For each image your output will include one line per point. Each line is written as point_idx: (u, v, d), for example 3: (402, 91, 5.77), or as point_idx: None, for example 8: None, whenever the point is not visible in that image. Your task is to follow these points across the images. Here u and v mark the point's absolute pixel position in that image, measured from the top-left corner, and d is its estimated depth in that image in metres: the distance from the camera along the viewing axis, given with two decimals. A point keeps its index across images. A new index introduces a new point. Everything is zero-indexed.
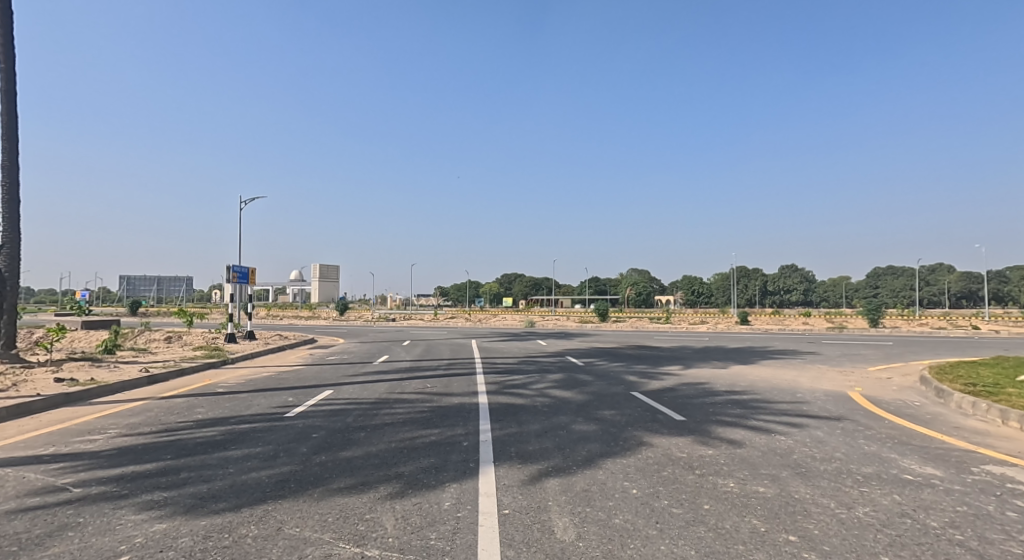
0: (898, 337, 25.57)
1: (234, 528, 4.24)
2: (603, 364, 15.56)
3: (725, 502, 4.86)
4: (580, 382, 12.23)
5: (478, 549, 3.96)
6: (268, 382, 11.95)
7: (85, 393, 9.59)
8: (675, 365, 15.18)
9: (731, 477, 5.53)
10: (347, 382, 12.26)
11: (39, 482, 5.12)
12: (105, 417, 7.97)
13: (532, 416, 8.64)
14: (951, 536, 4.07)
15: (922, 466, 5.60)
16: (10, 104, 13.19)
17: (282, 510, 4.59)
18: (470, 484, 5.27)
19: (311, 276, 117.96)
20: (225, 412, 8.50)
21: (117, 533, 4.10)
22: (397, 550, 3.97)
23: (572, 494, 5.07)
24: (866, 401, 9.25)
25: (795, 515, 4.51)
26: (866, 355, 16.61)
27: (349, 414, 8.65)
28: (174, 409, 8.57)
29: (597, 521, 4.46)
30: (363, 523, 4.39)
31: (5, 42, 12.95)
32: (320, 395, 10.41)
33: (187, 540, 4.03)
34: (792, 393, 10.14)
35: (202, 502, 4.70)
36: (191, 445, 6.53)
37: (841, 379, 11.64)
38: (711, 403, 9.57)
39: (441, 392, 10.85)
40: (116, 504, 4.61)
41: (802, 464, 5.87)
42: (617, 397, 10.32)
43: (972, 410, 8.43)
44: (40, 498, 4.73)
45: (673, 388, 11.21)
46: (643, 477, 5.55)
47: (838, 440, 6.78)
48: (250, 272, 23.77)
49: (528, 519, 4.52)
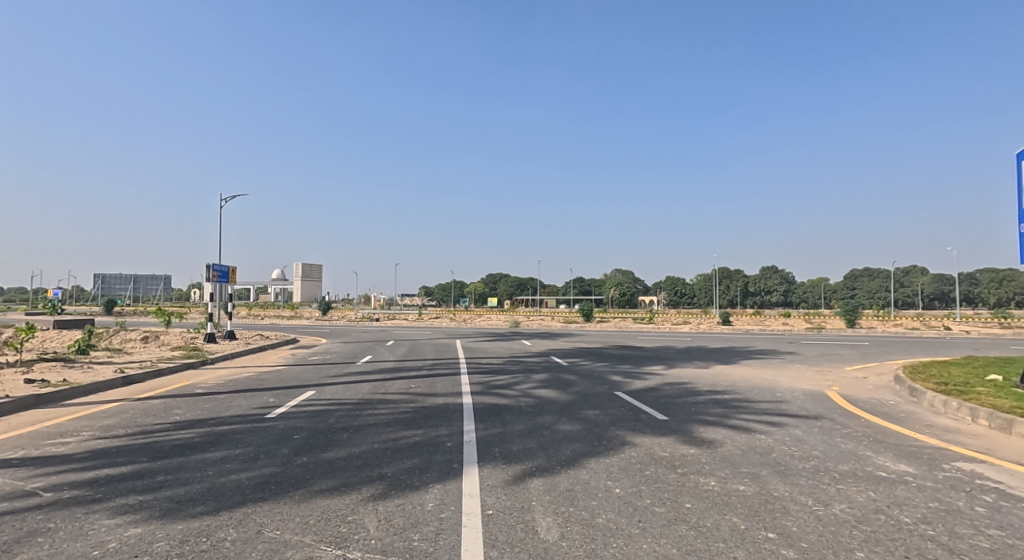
0: (875, 337, 25.94)
1: (211, 532, 4.18)
2: (588, 364, 15.61)
3: (705, 500, 4.92)
4: (564, 382, 12.28)
5: (461, 550, 3.96)
6: (248, 383, 11.81)
7: (57, 395, 9.39)
8: (658, 365, 15.30)
9: (712, 475, 5.59)
10: (329, 382, 12.16)
11: (8, 486, 5.02)
12: (78, 418, 7.84)
13: (515, 416, 8.64)
14: (922, 530, 4.16)
15: (896, 464, 5.70)
16: None
17: (262, 513, 4.55)
18: (453, 485, 5.27)
19: (293, 277, 116.70)
20: (203, 413, 8.39)
21: (89, 538, 4.03)
22: (379, 551, 3.95)
23: (555, 494, 5.09)
24: (844, 400, 9.33)
25: (773, 513, 4.57)
26: (842, 355, 16.87)
27: (332, 415, 8.59)
28: (150, 411, 8.45)
29: (581, 521, 4.48)
30: (345, 525, 4.37)
31: None
32: (301, 396, 10.30)
33: (163, 544, 3.98)
34: (772, 392, 10.21)
35: (180, 505, 4.64)
36: (168, 446, 6.45)
37: (820, 379, 11.75)
38: (693, 403, 9.63)
39: (423, 393, 10.79)
40: (89, 509, 4.53)
41: (781, 462, 5.95)
42: (601, 397, 10.34)
43: (944, 409, 8.59)
44: (8, 502, 4.64)
45: (656, 388, 11.26)
46: (626, 476, 5.58)
47: (815, 438, 6.86)
48: (230, 271, 23.44)
49: (512, 519, 4.52)
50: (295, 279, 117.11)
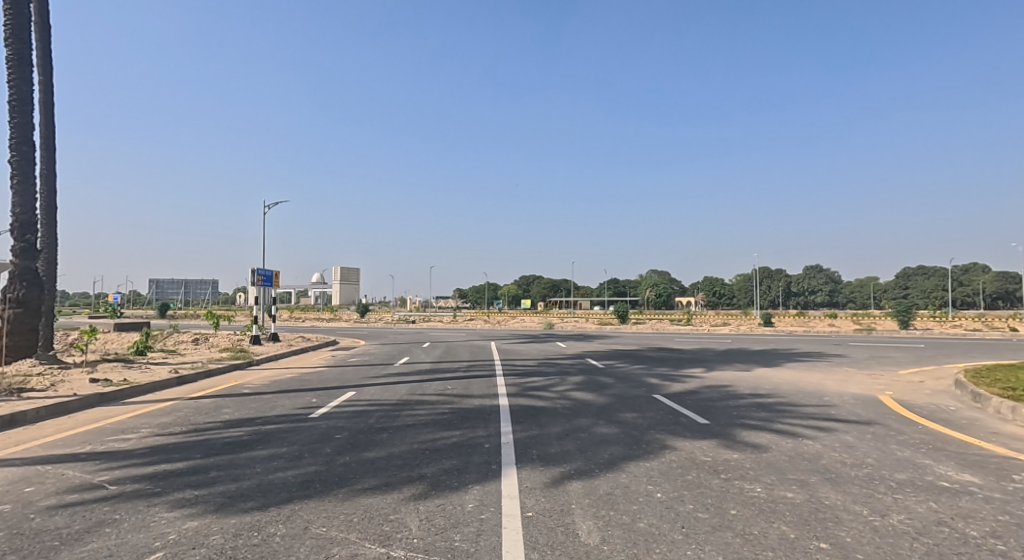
0: (932, 339, 24.87)
1: (262, 526, 4.29)
2: (624, 366, 15.47)
3: (751, 507, 4.80)
4: (602, 384, 12.19)
5: (502, 551, 3.96)
6: (292, 384, 12.10)
7: (117, 393, 9.81)
8: (697, 367, 15.04)
9: (757, 481, 5.45)
10: (368, 383, 12.35)
11: (77, 479, 5.25)
12: (137, 416, 8.17)
13: (552, 418, 8.62)
14: (991, 545, 3.97)
15: (959, 474, 5.45)
16: (48, 124, 14.06)
17: (308, 510, 4.64)
18: (492, 486, 5.28)
19: (333, 280, 118.98)
20: (250, 412, 8.63)
21: (151, 530, 4.18)
22: (422, 550, 3.99)
23: (594, 497, 5.04)
24: (898, 405, 9.00)
25: (826, 522, 4.44)
26: (896, 358, 16.26)
27: (372, 415, 8.72)
28: (202, 409, 8.73)
29: (621, 525, 4.44)
30: (388, 524, 4.42)
31: (45, 75, 14.13)
32: (343, 396, 10.49)
33: (218, 538, 4.10)
34: (819, 396, 9.91)
35: (232, 500, 4.77)
36: (219, 444, 6.66)
37: (871, 383, 11.36)
38: (735, 406, 9.43)
39: (460, 394, 10.88)
40: (150, 502, 4.70)
41: (831, 469, 5.77)
42: (639, 400, 10.23)
43: (1011, 416, 8.19)
44: (77, 494, 4.85)
45: (696, 391, 11.07)
46: (667, 481, 5.50)
47: (868, 445, 6.63)
48: (274, 275, 24.08)
49: (551, 522, 4.51)
50: (335, 281, 119.54)
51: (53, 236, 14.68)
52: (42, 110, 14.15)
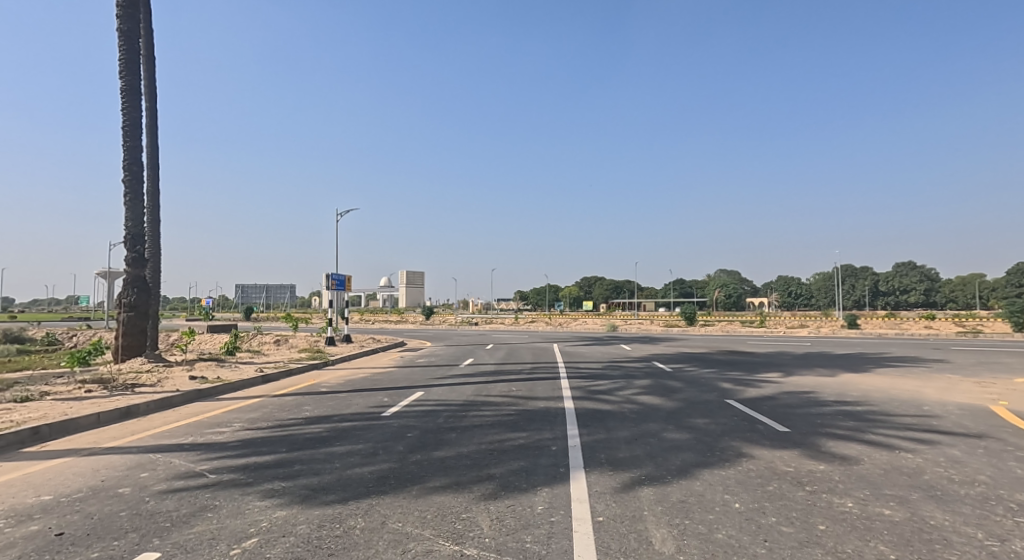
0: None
1: (344, 519, 4.35)
2: (694, 370, 14.96)
3: (842, 523, 4.45)
4: (671, 388, 11.80)
5: (575, 555, 3.84)
6: (364, 383, 12.40)
7: (213, 389, 10.36)
8: (773, 372, 14.33)
9: (848, 496, 5.07)
10: (436, 384, 12.47)
11: (182, 467, 5.52)
12: (231, 410, 8.58)
13: (621, 423, 8.37)
14: None
15: None
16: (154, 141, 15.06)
17: (386, 504, 4.68)
18: (561, 490, 5.15)
19: (403, 282, 122.22)
20: (328, 410, 8.88)
21: (246, 516, 4.32)
22: (494, 551, 3.92)
23: (667, 505, 4.82)
24: (1012, 417, 8.19)
25: (931, 544, 4.05)
26: (1007, 365, 14.87)
27: (441, 415, 8.76)
28: (285, 406, 9.06)
29: (697, 535, 4.22)
30: (460, 522, 4.37)
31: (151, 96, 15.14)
32: (411, 396, 10.65)
33: (304, 527, 4.18)
34: (917, 405, 9.18)
35: (314, 493, 4.87)
36: (301, 439, 6.86)
37: (977, 392, 10.41)
38: (819, 414, 8.88)
39: (528, 396, 10.79)
40: (244, 490, 4.87)
41: (935, 485, 5.29)
42: (712, 405, 9.82)
43: None
44: (184, 481, 5.10)
45: (774, 397, 10.53)
46: (745, 491, 5.20)
47: (979, 461, 6.05)
48: (346, 279, 24.82)
49: (624, 528, 4.34)
50: (405, 284, 122.71)
51: (156, 245, 15.73)
52: (148, 131, 15.16)
